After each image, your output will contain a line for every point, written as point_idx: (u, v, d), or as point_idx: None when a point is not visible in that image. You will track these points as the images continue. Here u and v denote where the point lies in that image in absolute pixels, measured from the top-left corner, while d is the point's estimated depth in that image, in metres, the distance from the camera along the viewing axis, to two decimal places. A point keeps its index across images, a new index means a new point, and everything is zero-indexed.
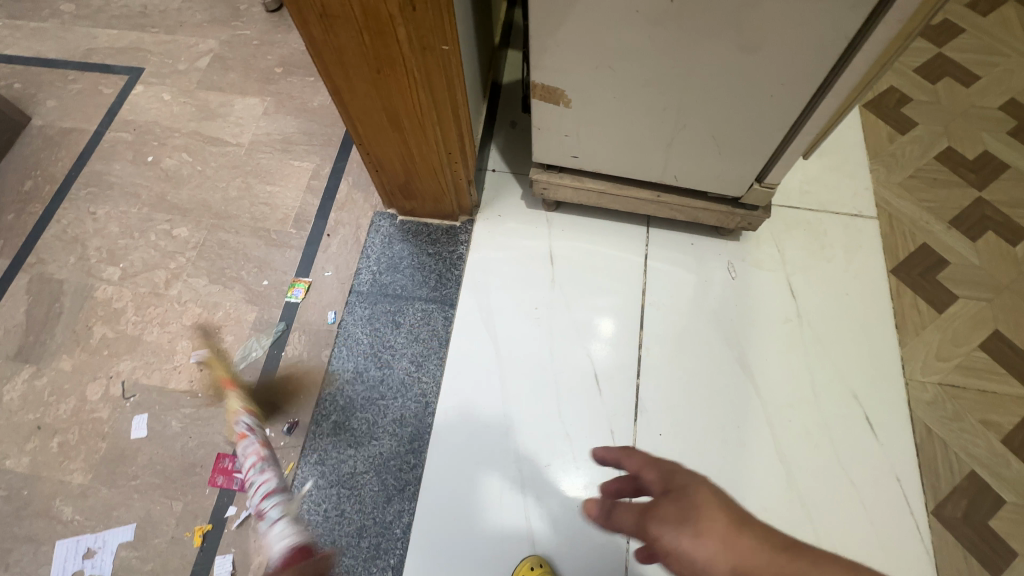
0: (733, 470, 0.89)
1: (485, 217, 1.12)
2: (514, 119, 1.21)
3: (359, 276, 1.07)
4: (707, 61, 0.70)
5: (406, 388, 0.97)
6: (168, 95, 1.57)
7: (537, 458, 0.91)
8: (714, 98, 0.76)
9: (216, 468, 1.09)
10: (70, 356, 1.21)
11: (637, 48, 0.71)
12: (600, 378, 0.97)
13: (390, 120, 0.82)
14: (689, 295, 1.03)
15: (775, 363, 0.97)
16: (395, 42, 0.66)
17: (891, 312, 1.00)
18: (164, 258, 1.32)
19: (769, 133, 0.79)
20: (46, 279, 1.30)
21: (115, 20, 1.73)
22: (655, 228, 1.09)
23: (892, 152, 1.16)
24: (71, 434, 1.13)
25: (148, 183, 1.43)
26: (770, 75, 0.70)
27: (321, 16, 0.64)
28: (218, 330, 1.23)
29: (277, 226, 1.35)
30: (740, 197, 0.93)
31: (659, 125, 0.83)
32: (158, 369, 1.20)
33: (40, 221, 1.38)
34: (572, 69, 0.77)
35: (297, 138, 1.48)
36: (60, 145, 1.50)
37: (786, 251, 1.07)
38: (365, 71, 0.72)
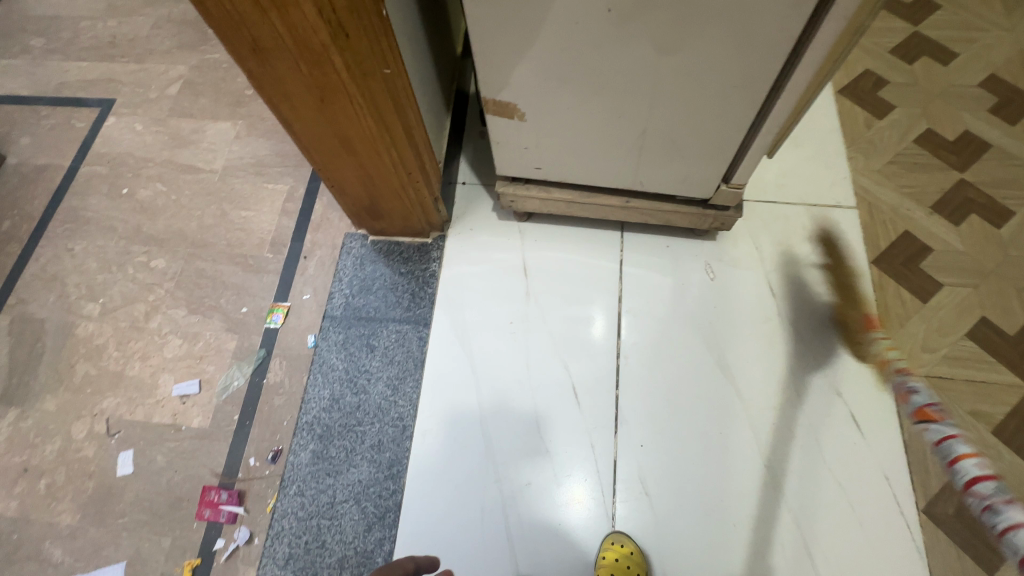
0: (718, 479, 0.87)
1: (456, 231, 1.10)
2: (481, 130, 1.19)
3: (332, 300, 1.05)
4: (657, 67, 0.68)
5: (383, 412, 0.95)
6: (140, 125, 1.57)
7: (517, 478, 0.89)
8: (668, 102, 0.74)
9: (203, 501, 1.08)
10: (54, 396, 1.21)
11: (584, 57, 0.69)
12: (579, 391, 0.95)
13: (343, 146, 0.80)
14: (666, 300, 1.01)
15: (757, 365, 0.95)
16: (333, 71, 0.65)
17: (875, 305, 0.98)
18: (143, 291, 1.32)
19: (730, 134, 0.77)
20: (27, 319, 1.30)
21: (85, 52, 1.72)
22: (629, 232, 1.07)
23: (869, 138, 1.13)
24: (58, 474, 1.13)
25: (124, 215, 1.43)
26: (722, 76, 0.68)
27: (254, 50, 0.62)
28: (199, 361, 1.22)
29: (254, 251, 1.34)
30: (709, 197, 0.91)
31: (618, 132, 0.81)
32: (141, 404, 1.19)
33: (19, 261, 1.38)
34: (521, 83, 0.75)
35: (270, 160, 1.47)
36: (36, 182, 1.50)
37: (764, 249, 1.04)
38: (308, 100, 0.71)
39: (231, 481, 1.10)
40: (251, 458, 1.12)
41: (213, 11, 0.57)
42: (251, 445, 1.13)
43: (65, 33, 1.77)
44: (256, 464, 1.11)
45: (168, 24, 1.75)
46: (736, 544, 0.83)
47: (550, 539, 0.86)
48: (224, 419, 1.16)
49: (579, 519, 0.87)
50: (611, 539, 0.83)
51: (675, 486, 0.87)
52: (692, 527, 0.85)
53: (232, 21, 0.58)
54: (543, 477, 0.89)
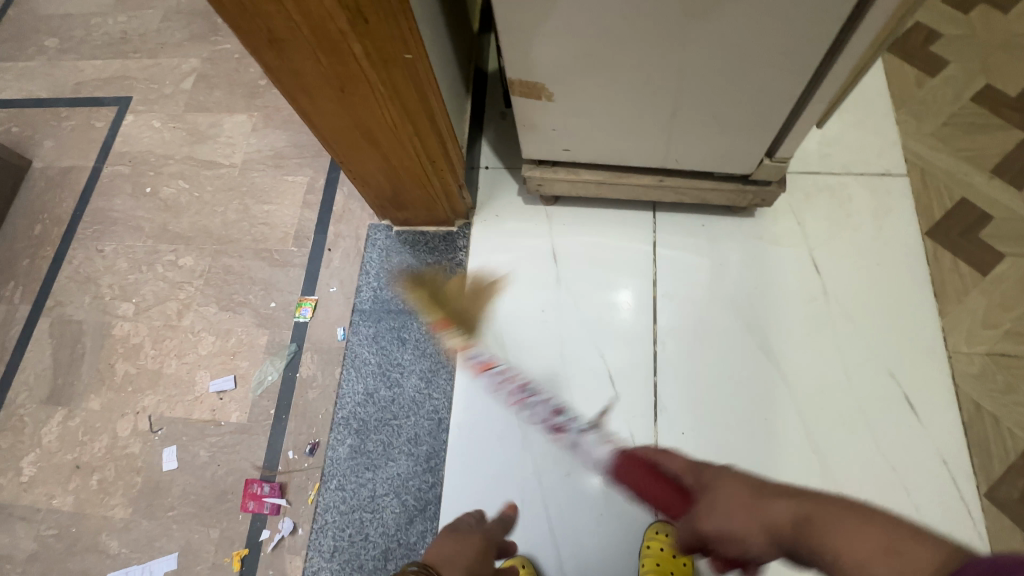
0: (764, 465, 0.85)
1: (481, 218, 1.07)
2: (503, 110, 1.15)
3: (360, 293, 1.04)
4: (697, 38, 0.63)
5: (418, 405, 0.95)
6: (158, 121, 1.56)
7: (556, 469, 0.88)
8: (709, 74, 0.68)
9: (246, 494, 1.11)
10: (98, 395, 1.25)
11: (617, 30, 0.64)
12: (615, 379, 0.92)
13: (365, 138, 0.77)
14: (704, 282, 0.97)
15: (803, 347, 0.91)
16: (354, 60, 0.62)
17: (929, 279, 0.92)
18: (174, 289, 1.33)
19: (776, 105, 0.71)
20: (66, 321, 1.33)
21: (98, 50, 1.71)
22: (662, 212, 1.03)
23: (921, 99, 1.05)
24: (108, 470, 1.17)
25: (150, 214, 1.43)
26: (771, 43, 0.62)
27: (270, 41, 0.59)
28: (233, 356, 1.24)
29: (279, 245, 1.34)
30: (749, 173, 0.86)
31: (652, 109, 0.76)
32: (180, 400, 1.21)
33: (54, 263, 1.41)
34: (550, 62, 0.70)
35: (288, 152, 1.45)
36: (62, 185, 1.51)
37: (807, 223, 0.99)
38: (328, 92, 0.68)
39: (273, 474, 1.12)
40: (290, 451, 1.13)
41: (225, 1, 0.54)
42: (289, 438, 1.14)
43: (77, 31, 1.76)
44: (295, 457, 1.12)
45: (177, 16, 1.72)
46: None
47: (591, 531, 0.85)
48: (261, 413, 1.17)
49: (622, 509, 0.85)
50: (655, 529, 0.82)
51: None
52: None
53: (246, 12, 0.55)
54: (582, 467, 0.88)
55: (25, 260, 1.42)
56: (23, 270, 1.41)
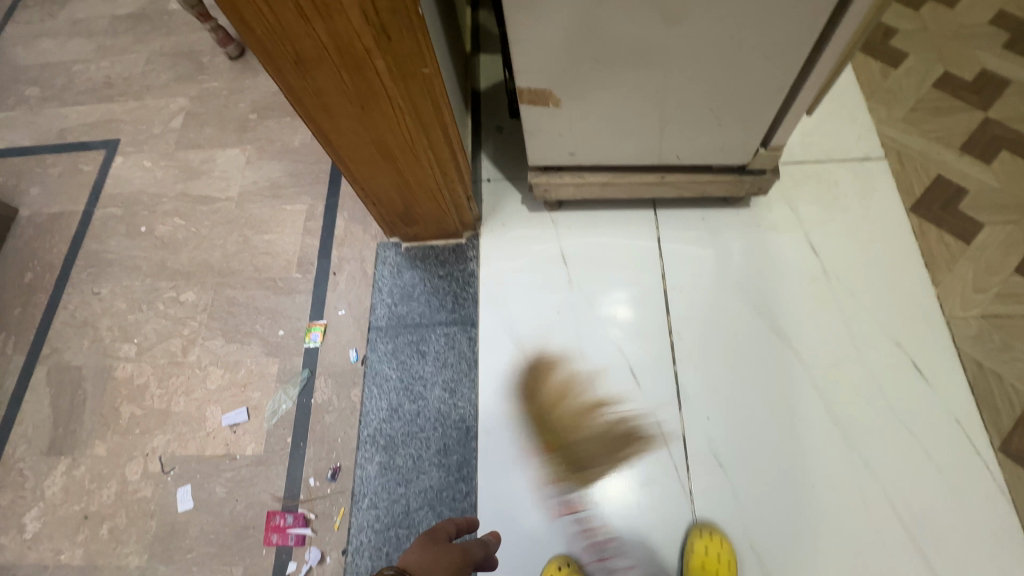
0: (790, 441, 0.87)
1: (488, 229, 1.10)
2: (500, 124, 1.19)
3: (375, 311, 1.05)
4: (697, 37, 0.68)
5: (444, 416, 0.95)
6: (149, 161, 1.56)
7: (589, 466, 0.89)
8: (706, 71, 0.73)
9: (269, 526, 1.08)
10: (103, 440, 1.21)
11: (621, 35, 0.68)
12: (636, 371, 0.95)
13: (381, 153, 0.80)
14: (710, 271, 1.01)
15: (812, 325, 0.94)
16: (376, 76, 0.64)
17: (919, 252, 0.98)
18: (177, 326, 1.31)
19: (770, 96, 0.76)
20: (64, 368, 1.30)
21: (81, 96, 1.71)
22: (662, 209, 1.07)
23: (888, 88, 1.13)
24: (119, 518, 1.13)
25: (146, 253, 1.42)
26: (763, 38, 0.67)
27: (296, 63, 0.61)
28: (244, 388, 1.22)
29: (283, 273, 1.34)
30: (746, 163, 0.91)
31: (653, 108, 0.81)
32: (192, 438, 1.18)
33: (47, 310, 1.37)
34: (557, 69, 0.74)
35: (285, 181, 1.46)
36: (52, 231, 1.49)
37: (800, 210, 1.04)
38: (349, 110, 0.70)
39: (295, 504, 1.09)
40: (311, 477, 1.11)
41: (255, 25, 0.56)
42: (309, 465, 1.12)
43: (59, 78, 1.76)
44: (317, 483, 1.10)
45: (161, 59, 1.74)
46: (818, 506, 0.83)
47: (630, 521, 0.86)
48: (277, 443, 1.15)
49: (657, 500, 0.86)
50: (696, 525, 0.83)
51: (748, 454, 0.87)
52: (771, 493, 0.85)
53: (275, 35, 0.57)
54: (613, 460, 0.89)
55: (17, 310, 1.39)
56: (15, 320, 1.37)
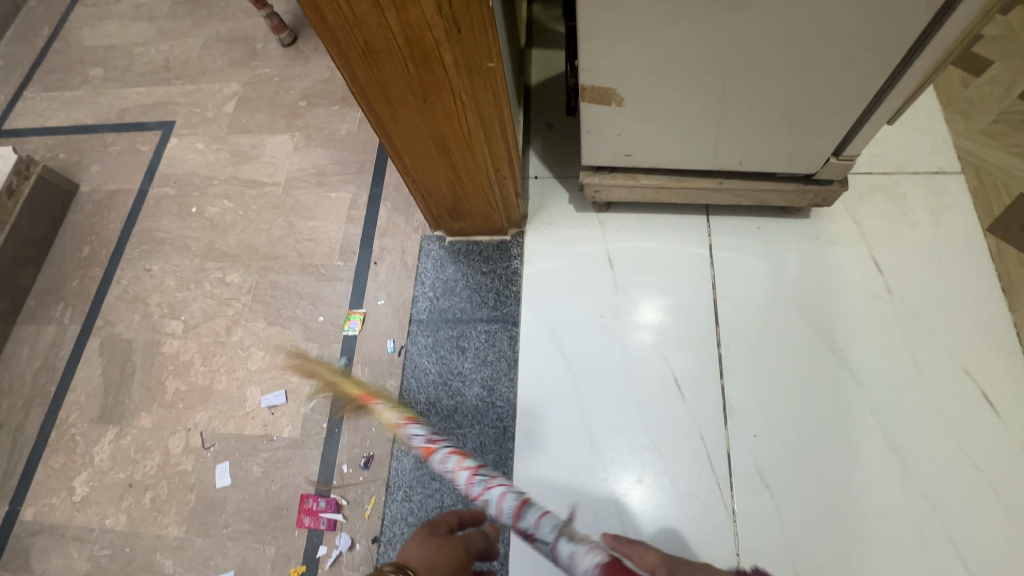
0: (842, 466, 0.83)
1: (534, 227, 1.08)
2: (550, 121, 1.17)
3: (416, 303, 1.05)
4: (779, 37, 0.64)
5: (482, 414, 0.94)
6: (201, 144, 1.60)
7: (627, 475, 0.87)
8: (783, 72, 0.69)
9: (302, 509, 1.10)
10: (149, 413, 1.25)
11: (695, 35, 0.66)
12: (681, 382, 0.92)
13: (437, 146, 0.79)
14: (764, 283, 0.97)
15: (873, 346, 0.89)
16: (442, 68, 0.63)
17: (996, 274, 0.91)
18: (222, 306, 1.34)
19: (849, 103, 0.72)
20: (115, 340, 1.35)
21: (141, 78, 1.77)
22: (716, 215, 1.03)
23: (968, 98, 1.06)
24: (161, 489, 1.17)
25: (196, 233, 1.46)
26: (853, 41, 0.63)
27: (363, 52, 0.61)
28: (283, 371, 1.24)
29: (325, 260, 1.35)
30: (813, 172, 0.86)
31: (721, 111, 0.77)
32: (232, 416, 1.22)
33: (103, 283, 1.43)
34: (625, 67, 0.72)
35: (330, 169, 1.48)
36: (109, 208, 1.54)
37: (864, 223, 0.99)
38: (410, 102, 0.69)
39: (328, 489, 1.11)
40: (344, 464, 1.12)
41: (328, 14, 0.56)
42: (343, 451, 1.14)
43: (121, 60, 1.82)
44: (350, 470, 1.11)
45: (217, 44, 1.78)
46: (870, 537, 0.79)
47: (668, 536, 0.83)
48: (313, 428, 1.17)
49: (696, 516, 0.84)
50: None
51: (797, 477, 0.83)
52: (820, 519, 0.81)
53: (347, 23, 0.57)
54: (652, 471, 0.87)
55: (74, 281, 1.45)
56: (73, 291, 1.43)
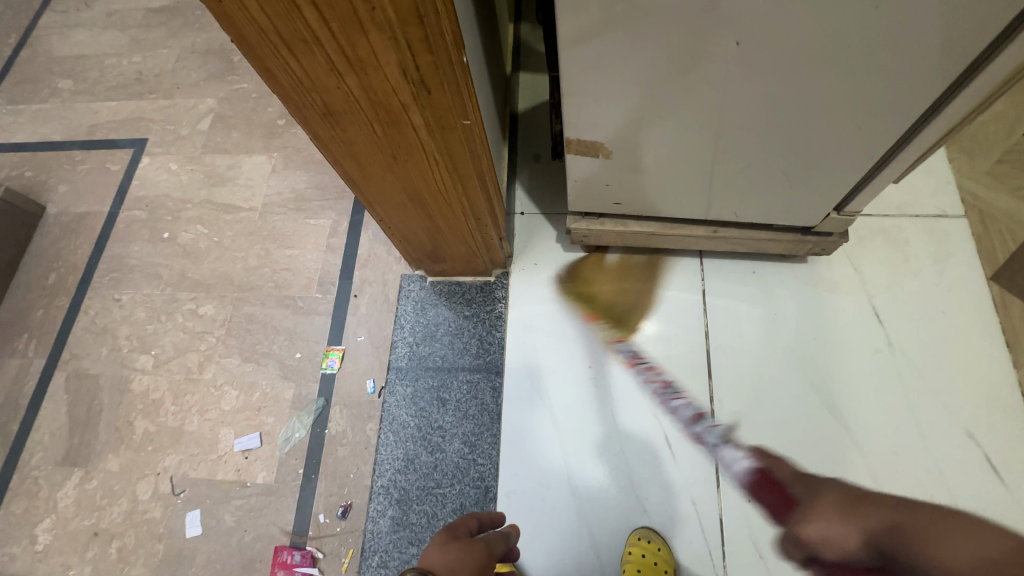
0: (839, 535, 0.79)
1: (520, 267, 1.03)
2: (536, 152, 1.12)
3: (395, 349, 1.00)
4: (781, 97, 0.59)
5: (462, 472, 0.89)
6: (175, 164, 1.53)
7: (614, 540, 0.83)
8: (783, 131, 0.65)
9: (275, 562, 1.05)
10: (116, 455, 1.19)
11: (691, 92, 0.60)
12: (671, 441, 0.87)
13: (411, 199, 0.73)
14: (760, 334, 0.92)
15: (870, 404, 0.86)
16: (411, 130, 0.57)
17: (999, 328, 0.88)
18: (194, 340, 1.28)
19: (854, 163, 0.67)
20: (82, 375, 1.28)
21: (113, 91, 1.69)
22: (709, 259, 0.99)
23: (972, 135, 1.01)
24: (128, 538, 1.11)
25: (168, 261, 1.39)
26: (859, 106, 0.59)
27: (324, 113, 0.55)
28: (258, 412, 1.19)
29: (303, 292, 1.29)
30: (813, 225, 0.82)
31: (717, 165, 0.72)
32: (204, 460, 1.16)
33: (69, 314, 1.37)
34: (615, 122, 0.67)
35: (309, 194, 1.41)
36: (77, 232, 1.47)
37: (864, 270, 0.94)
38: (379, 159, 0.63)
39: (303, 540, 1.06)
40: (320, 513, 1.08)
41: (281, 77, 0.50)
42: (319, 500, 1.09)
43: (91, 72, 1.74)
44: (326, 520, 1.07)
45: (192, 55, 1.70)
46: None
47: None
48: (289, 474, 1.12)
49: None
50: (638, 535, 0.81)
51: (793, 546, 0.79)
52: None
53: (302, 86, 0.51)
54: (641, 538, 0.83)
55: (39, 311, 1.38)
56: (37, 322, 1.37)
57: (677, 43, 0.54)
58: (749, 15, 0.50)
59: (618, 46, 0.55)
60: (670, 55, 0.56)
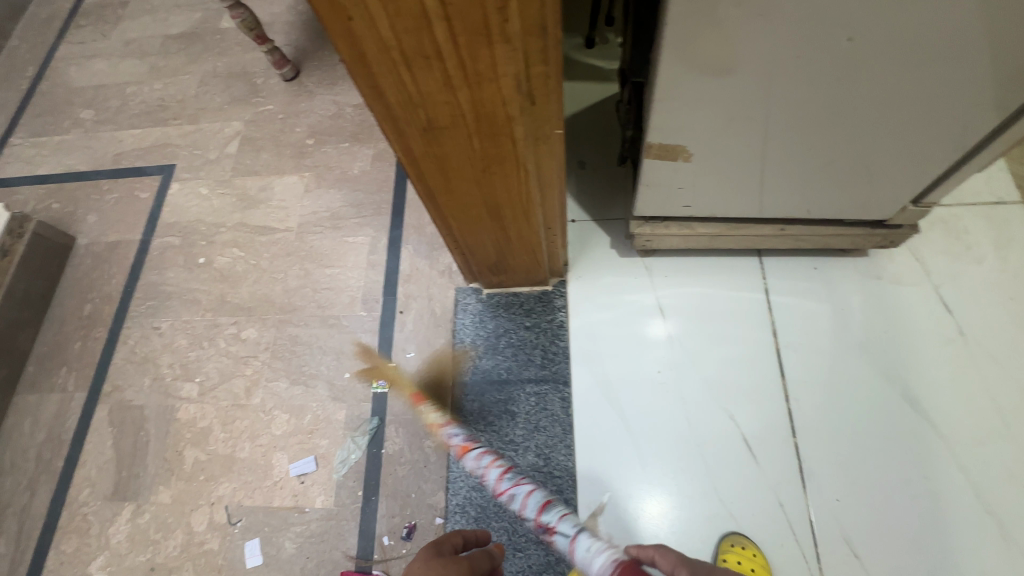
0: (934, 531, 0.78)
1: (577, 275, 1.02)
2: (581, 158, 1.12)
3: (457, 364, 0.99)
4: (874, 90, 0.61)
5: (539, 486, 0.88)
6: (206, 189, 1.52)
7: (702, 547, 0.81)
8: (870, 124, 0.66)
9: None
10: (167, 487, 1.17)
11: (784, 90, 0.62)
12: (751, 442, 0.86)
13: (488, 211, 0.72)
14: (828, 329, 0.92)
15: (950, 394, 0.85)
16: (510, 141, 0.57)
17: None
18: (239, 365, 1.26)
19: (937, 152, 0.69)
20: (125, 407, 1.26)
21: (136, 119, 1.68)
22: (769, 257, 0.98)
23: None
24: (185, 572, 1.08)
25: (205, 286, 1.38)
26: (954, 96, 0.60)
27: (424, 129, 0.55)
28: (311, 435, 1.17)
29: (347, 311, 1.28)
30: (886, 218, 0.83)
31: (795, 160, 0.73)
32: (259, 487, 1.14)
33: (108, 345, 1.35)
34: (700, 125, 0.68)
35: (345, 212, 1.41)
36: (110, 261, 1.46)
37: (927, 260, 0.94)
38: (468, 173, 0.63)
39: (369, 563, 1.04)
40: (384, 535, 1.05)
41: (390, 94, 0.50)
42: (382, 522, 1.06)
43: (113, 101, 1.74)
44: (391, 542, 1.04)
45: (214, 80, 1.70)
46: None
47: None
48: (348, 497, 1.10)
49: None
50: (730, 541, 0.80)
51: (888, 544, 0.78)
52: None
53: (409, 103, 0.51)
54: None
55: (76, 344, 1.36)
56: (75, 355, 1.34)
57: (785, 44, 0.55)
58: (864, 12, 0.51)
59: (724, 49, 0.57)
60: (776, 54, 0.57)
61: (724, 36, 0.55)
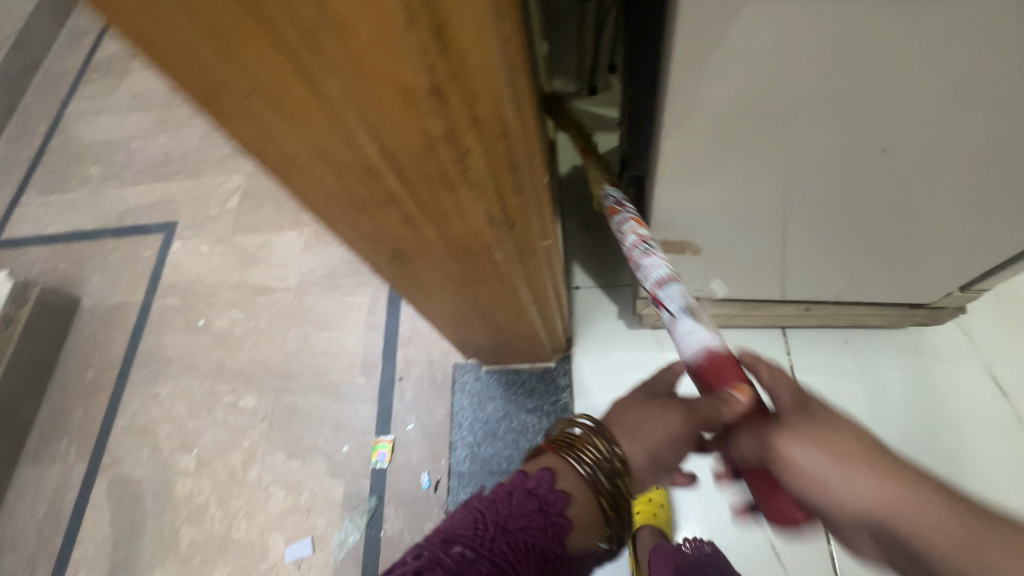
0: None
1: (582, 351, 0.95)
2: (586, 218, 1.04)
3: (455, 452, 0.93)
4: (908, 194, 0.55)
5: None
6: (206, 247, 1.50)
7: None
8: (902, 224, 0.60)
9: None
10: (163, 569, 1.13)
11: (803, 195, 0.57)
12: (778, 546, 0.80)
13: (476, 313, 0.66)
14: (864, 415, 0.82)
15: (1013, 495, 0.74)
16: (491, 265, 0.51)
17: None
18: (236, 436, 1.22)
19: (982, 251, 0.62)
20: (124, 480, 1.23)
21: (140, 175, 1.68)
22: (793, 330, 0.89)
23: None
24: None
25: (204, 350, 1.35)
26: (1001, 202, 0.54)
27: (392, 256, 0.49)
28: (308, 514, 1.11)
29: (345, 377, 1.23)
30: (927, 302, 0.75)
31: (817, 253, 0.67)
32: (255, 571, 1.09)
33: (108, 413, 1.32)
34: (710, 222, 0.63)
35: (344, 270, 1.36)
36: (113, 324, 1.44)
37: (975, 332, 0.84)
38: (447, 287, 0.57)
39: None
40: None
41: (348, 229, 0.44)
42: None
43: (119, 156, 1.74)
44: None
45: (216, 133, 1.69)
46: None
47: None
48: None
49: None
50: None
51: None
52: None
53: (371, 237, 0.45)
54: None
55: (78, 412, 1.34)
56: (77, 424, 1.33)
57: (806, 150, 0.50)
58: (894, 126, 0.46)
59: (732, 146, 0.51)
60: (796, 157, 0.51)
61: (734, 146, 0.51)
